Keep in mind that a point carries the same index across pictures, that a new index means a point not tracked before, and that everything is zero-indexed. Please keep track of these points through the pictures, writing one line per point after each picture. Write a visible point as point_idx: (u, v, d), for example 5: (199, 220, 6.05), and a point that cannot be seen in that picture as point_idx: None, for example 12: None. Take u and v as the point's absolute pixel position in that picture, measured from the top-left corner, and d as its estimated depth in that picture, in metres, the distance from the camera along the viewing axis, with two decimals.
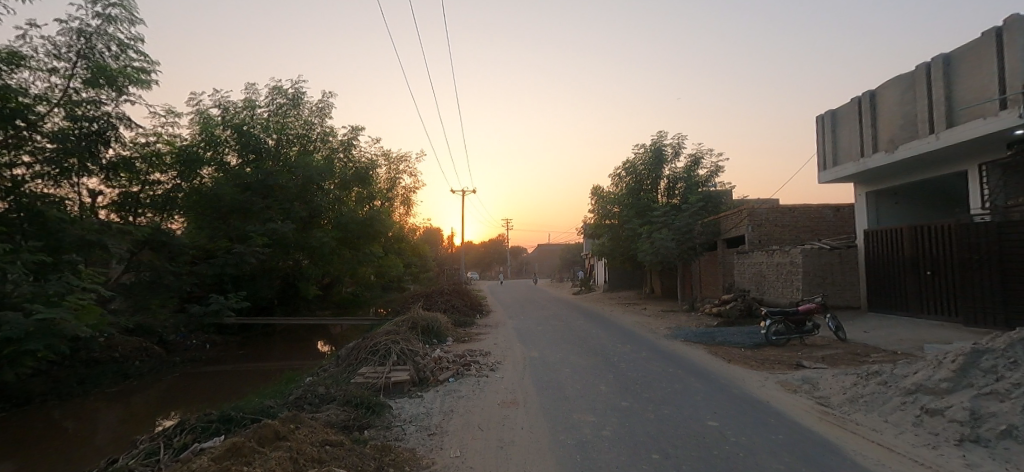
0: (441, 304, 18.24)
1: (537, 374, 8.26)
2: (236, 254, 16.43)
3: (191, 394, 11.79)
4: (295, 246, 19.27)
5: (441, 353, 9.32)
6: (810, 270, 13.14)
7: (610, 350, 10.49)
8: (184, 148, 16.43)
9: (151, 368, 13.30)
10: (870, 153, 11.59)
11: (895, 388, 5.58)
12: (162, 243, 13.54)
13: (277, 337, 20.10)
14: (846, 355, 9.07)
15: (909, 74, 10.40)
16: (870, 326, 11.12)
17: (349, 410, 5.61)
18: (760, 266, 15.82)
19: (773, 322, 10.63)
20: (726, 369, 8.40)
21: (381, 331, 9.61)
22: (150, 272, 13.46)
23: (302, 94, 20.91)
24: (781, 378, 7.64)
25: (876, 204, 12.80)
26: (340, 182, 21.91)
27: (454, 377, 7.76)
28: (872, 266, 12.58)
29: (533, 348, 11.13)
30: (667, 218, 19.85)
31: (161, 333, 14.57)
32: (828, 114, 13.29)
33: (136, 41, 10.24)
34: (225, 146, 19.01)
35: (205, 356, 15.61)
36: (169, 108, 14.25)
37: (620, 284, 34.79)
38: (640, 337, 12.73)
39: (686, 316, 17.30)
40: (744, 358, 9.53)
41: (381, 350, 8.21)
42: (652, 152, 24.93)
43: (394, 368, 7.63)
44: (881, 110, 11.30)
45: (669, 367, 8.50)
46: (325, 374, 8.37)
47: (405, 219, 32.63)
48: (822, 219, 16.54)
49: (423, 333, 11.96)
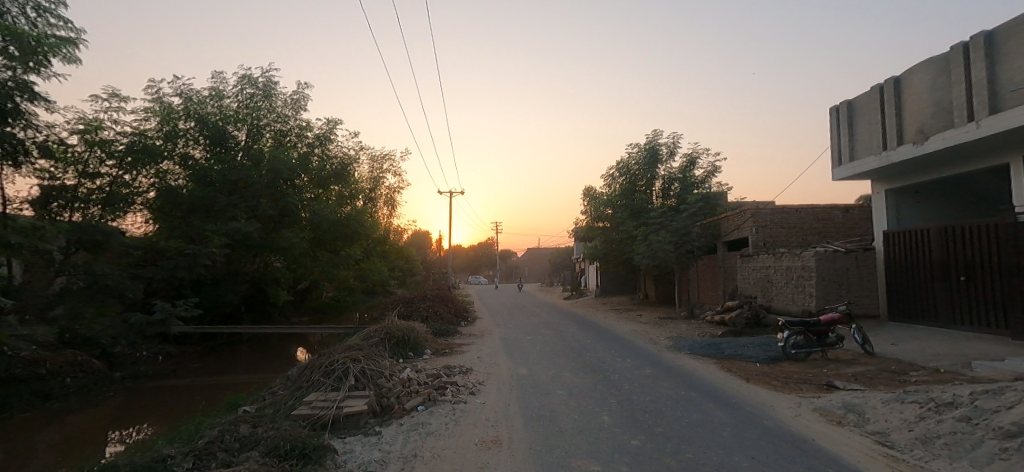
0: (424, 310, 16.81)
1: (525, 399, 6.87)
2: (190, 255, 14.85)
3: (129, 416, 10.27)
4: (263, 247, 17.73)
5: (413, 371, 7.88)
6: (824, 275, 12.02)
7: (611, 366, 9.15)
8: (136, 138, 14.73)
9: (83, 385, 11.70)
10: (895, 145, 10.46)
11: (986, 428, 4.34)
12: (100, 242, 12.02)
13: (244, 347, 18.53)
14: (880, 373, 7.88)
15: (943, 57, 9.26)
16: (898, 338, 9.97)
17: (273, 461, 4.21)
18: (766, 271, 14.68)
19: (791, 334, 9.43)
20: (747, 391, 7.15)
21: (342, 346, 8.19)
22: (86, 277, 11.82)
23: (273, 84, 19.24)
24: (816, 404, 6.38)
25: (896, 203, 11.72)
26: (315, 179, 20.34)
27: (424, 404, 6.34)
28: (892, 271, 11.50)
29: (522, 363, 9.77)
30: (664, 220, 18.71)
31: (104, 346, 13.03)
32: (844, 104, 12.18)
33: (58, 6, 8.88)
34: (189, 139, 17.60)
35: (155, 370, 14.03)
36: (114, 90, 12.75)
37: (613, 290, 33.64)
38: (640, 349, 11.49)
39: (686, 325, 16.11)
40: (762, 376, 8.33)
41: (336, 371, 6.78)
42: (647, 151, 23.82)
43: (350, 394, 6.21)
44: (908, 99, 10.17)
45: (682, 390, 7.20)
46: (268, 400, 6.88)
47: (389, 220, 31.12)
48: (831, 220, 15.46)
49: (396, 347, 10.53)
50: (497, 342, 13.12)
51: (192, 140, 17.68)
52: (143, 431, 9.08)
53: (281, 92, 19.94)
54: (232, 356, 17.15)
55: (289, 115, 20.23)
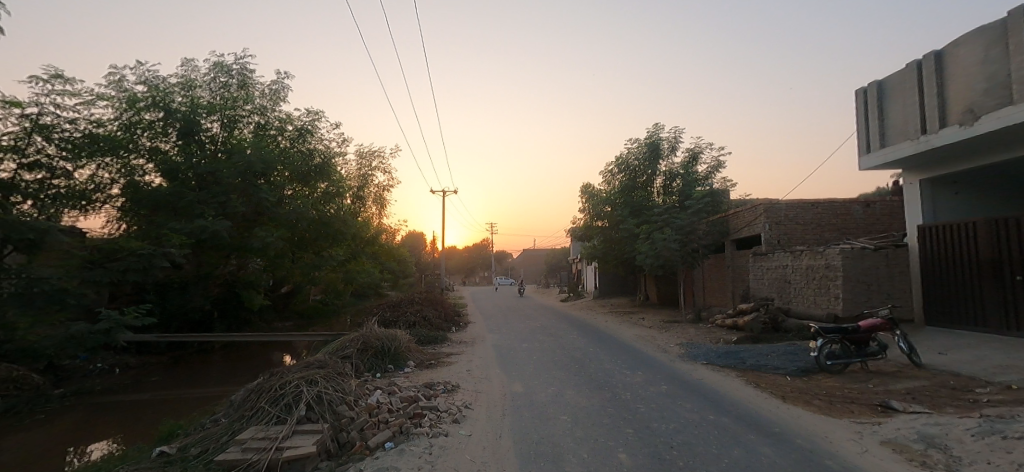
0: (411, 315, 15.55)
1: (521, 429, 5.56)
2: (145, 255, 13.36)
3: (63, 441, 8.92)
4: (235, 248, 16.35)
5: (384, 392, 6.52)
6: (851, 274, 10.87)
7: (620, 383, 7.88)
8: (88, 130, 13.57)
9: (13, 405, 10.42)
10: (937, 128, 9.27)
11: None
12: (34, 242, 10.35)
13: (217, 356, 17.18)
14: (939, 390, 6.70)
15: (998, 24, 8.06)
16: (945, 347, 8.80)
17: None
18: (783, 270, 13.50)
19: (826, 343, 8.19)
20: (787, 415, 5.93)
21: (300, 363, 6.84)
22: (19, 280, 10.31)
23: (249, 73, 18.06)
24: (883, 436, 5.11)
25: (932, 194, 10.57)
26: (295, 175, 19.01)
27: (393, 440, 5.04)
28: (929, 270, 10.33)
29: (517, 378, 8.47)
30: (668, 216, 17.50)
31: (47, 359, 11.77)
32: (873, 85, 11.01)
33: None
34: (156, 131, 16.12)
35: (107, 386, 12.68)
36: (57, 71, 11.56)
37: (612, 291, 32.47)
38: (648, 358, 10.28)
39: (695, 329, 14.90)
40: (798, 393, 7.13)
41: (284, 398, 5.45)
42: (647, 146, 22.64)
43: (299, 429, 4.90)
44: (952, 75, 9.00)
45: (711, 415, 5.96)
46: (199, 435, 5.57)
47: (378, 220, 29.78)
48: (850, 216, 14.30)
49: (372, 362, 9.26)
50: (489, 351, 11.85)
51: (160, 133, 16.21)
52: (87, 458, 7.86)
53: (257, 82, 18.72)
54: (204, 365, 15.79)
55: (267, 107, 18.86)
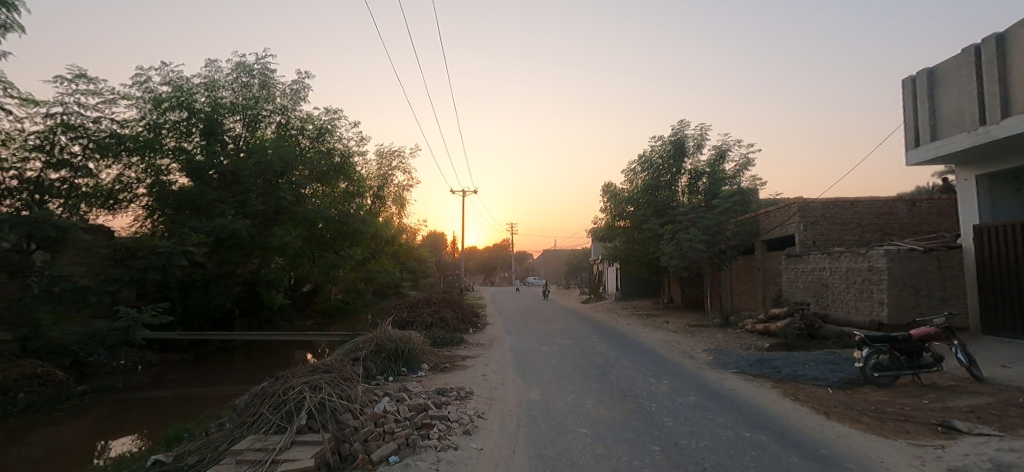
0: (428, 316, 15.28)
1: (537, 444, 5.12)
2: (164, 254, 13.38)
3: (76, 439, 8.84)
4: (254, 247, 16.32)
5: (392, 398, 6.17)
6: (898, 278, 10.06)
7: (645, 392, 7.35)
8: (114, 129, 13.71)
9: (35, 401, 10.50)
10: (997, 119, 8.45)
11: None
12: (57, 240, 10.37)
13: (237, 354, 17.24)
14: (1008, 408, 5.97)
15: None
16: (1008, 359, 7.98)
17: None
18: (820, 273, 12.68)
19: (872, 353, 7.50)
20: (834, 435, 5.33)
21: (306, 367, 6.55)
22: (41, 278, 10.35)
23: (270, 73, 18.13)
24: (950, 463, 4.47)
25: (989, 191, 9.72)
26: (315, 174, 18.98)
27: (399, 452, 4.68)
28: (987, 274, 9.47)
29: (535, 385, 8.02)
30: (694, 216, 16.80)
31: (71, 356, 11.89)
32: (923, 73, 10.18)
33: None
34: (180, 131, 16.23)
35: (127, 383, 12.74)
36: (81, 71, 11.68)
37: (635, 293, 31.67)
38: (675, 365, 9.68)
39: (724, 334, 14.15)
40: (843, 408, 6.49)
41: (286, 404, 5.15)
42: (672, 143, 21.89)
43: (297, 440, 4.56)
44: (1018, 60, 8.15)
45: (747, 433, 5.40)
46: (200, 442, 5.33)
47: (398, 220, 29.73)
48: (894, 215, 13.38)
49: (384, 365, 8.96)
50: (507, 355, 11.43)
51: (184, 132, 16.29)
52: (102, 456, 7.77)
53: (279, 82, 18.78)
54: (224, 364, 15.83)
55: (288, 106, 18.93)
